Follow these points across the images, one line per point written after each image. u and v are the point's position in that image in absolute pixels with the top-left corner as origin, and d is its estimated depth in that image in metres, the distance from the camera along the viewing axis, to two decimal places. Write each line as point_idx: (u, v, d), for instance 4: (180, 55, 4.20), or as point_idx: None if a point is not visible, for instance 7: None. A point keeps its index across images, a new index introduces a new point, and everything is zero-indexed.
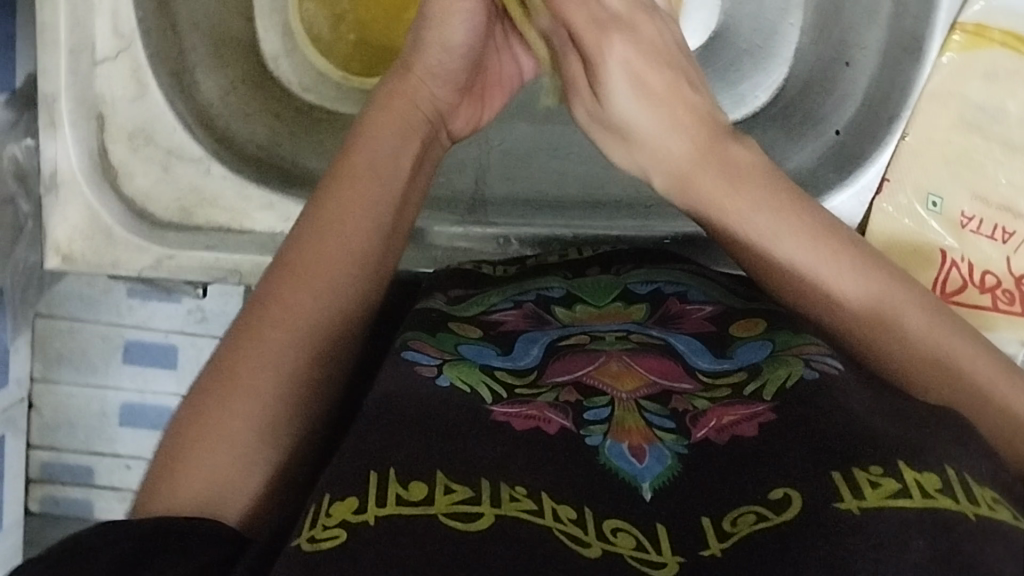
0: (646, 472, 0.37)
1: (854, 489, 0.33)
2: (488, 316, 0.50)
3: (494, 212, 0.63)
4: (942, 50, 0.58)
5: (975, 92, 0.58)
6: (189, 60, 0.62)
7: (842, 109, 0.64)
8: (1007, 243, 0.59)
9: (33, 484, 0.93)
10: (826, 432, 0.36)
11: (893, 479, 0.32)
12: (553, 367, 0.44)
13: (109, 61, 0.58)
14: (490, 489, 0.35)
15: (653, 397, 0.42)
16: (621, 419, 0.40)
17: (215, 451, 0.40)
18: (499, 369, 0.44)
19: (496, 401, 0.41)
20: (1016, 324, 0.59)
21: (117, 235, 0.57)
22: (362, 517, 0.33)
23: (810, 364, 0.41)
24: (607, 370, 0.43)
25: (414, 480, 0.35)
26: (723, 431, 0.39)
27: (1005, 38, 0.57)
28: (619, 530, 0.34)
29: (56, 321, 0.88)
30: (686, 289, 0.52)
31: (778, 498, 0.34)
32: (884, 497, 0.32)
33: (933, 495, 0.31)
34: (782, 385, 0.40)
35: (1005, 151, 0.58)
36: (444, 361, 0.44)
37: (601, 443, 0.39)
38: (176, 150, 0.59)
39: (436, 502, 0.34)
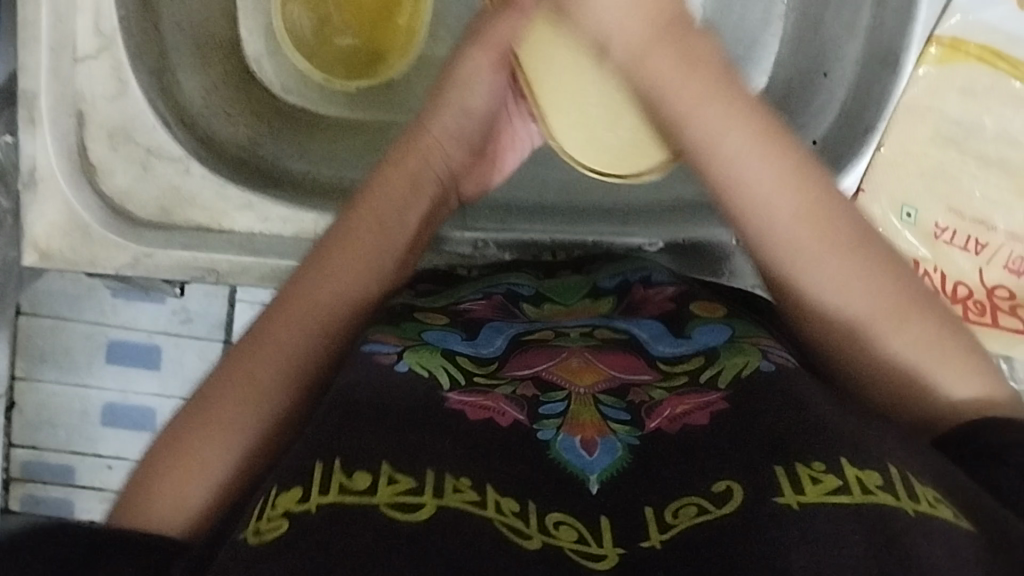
0: (594, 465, 0.38)
1: (795, 484, 0.34)
2: (457, 305, 0.52)
3: (472, 214, 0.63)
4: (917, 63, 0.58)
5: (951, 107, 0.59)
6: (171, 60, 0.62)
7: (820, 120, 0.63)
8: (979, 255, 0.60)
9: (13, 482, 0.92)
10: (774, 425, 0.38)
11: (834, 475, 0.34)
12: (514, 360, 0.46)
13: (90, 60, 0.58)
14: (434, 480, 0.35)
15: (612, 391, 0.43)
16: (576, 414, 0.41)
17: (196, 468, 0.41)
18: (460, 355, 0.45)
19: (452, 388, 0.42)
20: (988, 336, 0.59)
21: (94, 233, 0.58)
22: (306, 507, 0.33)
23: (765, 356, 0.43)
24: (567, 365, 0.45)
25: (360, 470, 0.35)
26: (676, 421, 0.40)
27: (979, 53, 0.58)
28: (561, 524, 0.35)
29: (38, 320, 0.88)
30: (650, 275, 0.55)
31: (720, 491, 0.36)
32: (822, 494, 0.33)
33: (872, 492, 0.33)
34: (737, 375, 0.43)
35: (980, 165, 0.60)
36: (404, 348, 0.45)
37: (552, 438, 0.40)
38: (156, 149, 0.59)
39: (381, 492, 0.34)
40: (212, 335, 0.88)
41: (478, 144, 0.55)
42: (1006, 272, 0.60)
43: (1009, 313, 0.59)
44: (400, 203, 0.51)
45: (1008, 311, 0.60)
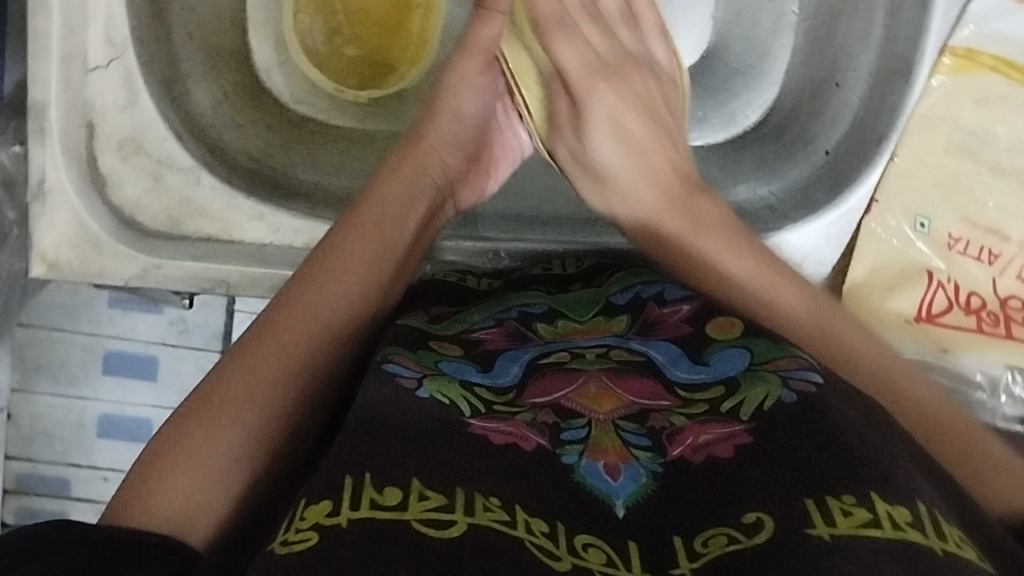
0: (620, 490, 0.39)
1: (827, 515, 0.33)
2: (469, 334, 0.51)
3: (484, 227, 0.63)
4: (931, 73, 0.58)
5: (965, 117, 0.59)
6: (182, 70, 0.62)
7: (833, 130, 0.63)
8: (993, 265, 0.60)
9: (8, 494, 0.91)
10: (803, 457, 0.37)
11: (865, 509, 0.33)
12: (534, 389, 0.45)
13: (100, 69, 0.57)
14: (464, 498, 0.35)
15: (632, 417, 0.43)
16: (598, 440, 0.41)
17: (190, 476, 0.40)
18: (477, 385, 0.45)
19: (474, 415, 0.42)
20: (1001, 347, 0.59)
21: (104, 244, 0.57)
22: (337, 520, 0.32)
23: (787, 384, 0.41)
24: (586, 391, 0.44)
25: (389, 485, 0.34)
26: (699, 451, 0.40)
27: (993, 63, 0.58)
28: (590, 546, 0.35)
29: (34, 331, 0.87)
30: (664, 289, 0.54)
31: (750, 522, 0.35)
32: (854, 526, 0.32)
33: (903, 528, 0.32)
34: (759, 407, 0.41)
35: (993, 175, 0.60)
36: (423, 376, 0.44)
37: (577, 461, 0.40)
38: (166, 159, 0.59)
39: (411, 509, 0.33)
40: (209, 346, 0.88)
41: (471, 150, 0.58)
42: (1019, 283, 0.60)
43: (1023, 324, 0.59)
44: (391, 218, 0.51)
45: (1022, 321, 0.59)
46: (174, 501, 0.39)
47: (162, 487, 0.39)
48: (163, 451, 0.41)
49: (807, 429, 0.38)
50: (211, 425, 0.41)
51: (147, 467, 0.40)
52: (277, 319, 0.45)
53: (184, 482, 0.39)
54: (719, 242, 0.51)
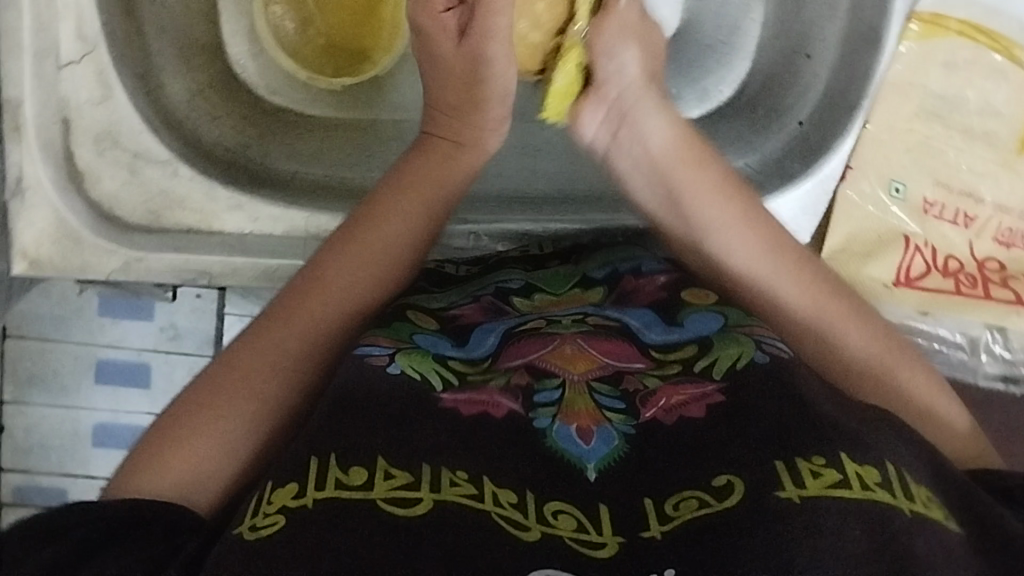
0: (592, 454, 0.38)
1: (796, 478, 0.34)
2: (448, 311, 0.51)
3: (466, 207, 0.63)
4: (899, 40, 0.59)
5: (935, 81, 0.59)
6: (155, 63, 0.62)
7: (805, 101, 0.63)
8: (969, 228, 0.60)
9: (4, 507, 0.91)
10: (771, 418, 0.38)
11: (835, 470, 0.34)
12: (508, 352, 0.46)
13: (73, 65, 0.57)
14: (430, 474, 0.36)
15: (604, 378, 0.43)
16: (571, 402, 0.41)
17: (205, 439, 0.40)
18: (453, 358, 0.45)
19: (446, 388, 0.42)
20: (979, 308, 0.60)
21: (85, 239, 0.58)
22: (303, 501, 0.34)
23: (760, 347, 0.43)
24: (561, 353, 0.45)
25: (356, 465, 0.36)
26: (671, 412, 0.40)
27: (960, 28, 0.59)
28: (560, 512, 0.36)
29: (25, 342, 0.87)
30: (641, 265, 0.55)
31: (720, 485, 0.35)
32: (823, 488, 0.33)
33: (871, 488, 0.33)
34: (732, 366, 0.42)
35: (965, 138, 0.60)
36: (396, 351, 0.44)
37: (548, 425, 0.40)
38: (143, 153, 0.59)
39: (376, 488, 0.35)
40: (201, 350, 0.88)
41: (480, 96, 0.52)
42: (995, 245, 0.60)
43: (1000, 285, 0.60)
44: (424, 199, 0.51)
45: (1000, 283, 0.60)
46: (178, 468, 0.39)
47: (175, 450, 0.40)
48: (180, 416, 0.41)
49: (776, 398, 0.39)
50: (227, 397, 0.42)
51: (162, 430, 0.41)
52: (302, 291, 0.46)
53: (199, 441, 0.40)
54: (694, 156, 0.51)
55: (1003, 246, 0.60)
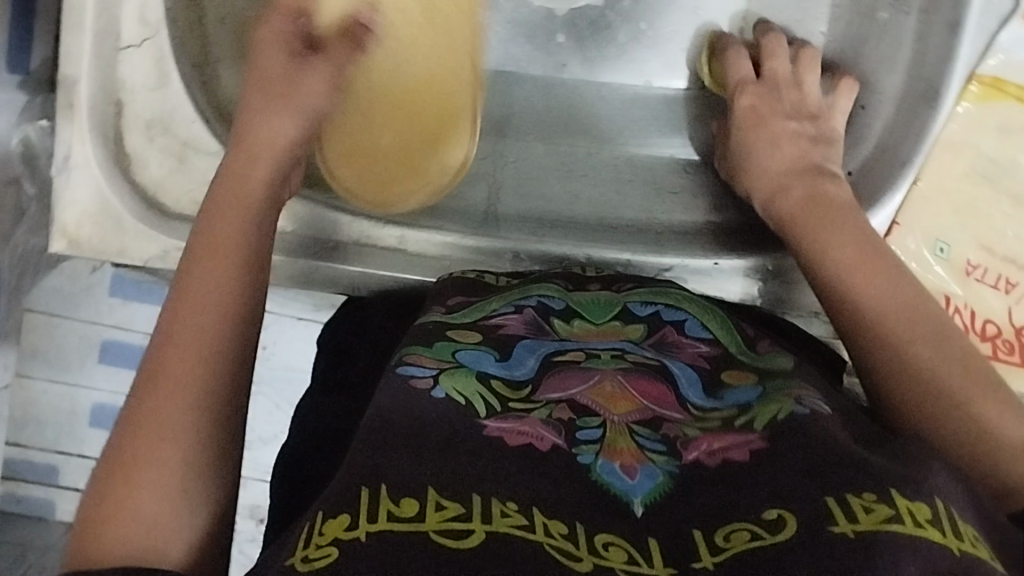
0: (637, 488, 0.39)
1: (848, 513, 0.35)
2: (488, 320, 0.53)
3: (505, 227, 0.63)
4: (958, 100, 0.59)
5: (989, 145, 0.60)
6: (212, 55, 0.61)
7: (856, 152, 0.62)
8: (1009, 294, 0.60)
9: None
10: (811, 460, 0.38)
11: (886, 505, 0.34)
12: (548, 382, 0.47)
13: (133, 48, 0.58)
14: (481, 506, 0.36)
15: (644, 422, 0.44)
16: (613, 441, 0.42)
17: (150, 482, 0.36)
18: (494, 379, 0.47)
19: (490, 414, 0.43)
20: (1012, 375, 0.60)
21: (126, 223, 0.58)
22: (355, 533, 0.34)
23: (799, 402, 0.44)
24: (602, 390, 0.46)
25: (406, 497, 0.36)
26: (714, 455, 0.41)
27: (1019, 94, 0.59)
28: (610, 544, 0.36)
29: (33, 315, 0.86)
30: (685, 319, 0.54)
31: (771, 519, 0.36)
32: (877, 521, 0.34)
33: (923, 525, 0.33)
34: (773, 417, 0.43)
35: (1013, 204, 0.60)
36: (439, 373, 0.46)
37: (592, 461, 0.40)
38: (193, 142, 0.59)
39: (428, 519, 0.34)
40: None
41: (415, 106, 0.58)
42: None
43: None
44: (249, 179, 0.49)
45: None
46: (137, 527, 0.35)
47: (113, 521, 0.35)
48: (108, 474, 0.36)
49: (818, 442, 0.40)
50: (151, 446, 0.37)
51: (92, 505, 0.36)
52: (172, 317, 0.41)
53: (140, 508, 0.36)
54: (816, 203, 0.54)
55: None
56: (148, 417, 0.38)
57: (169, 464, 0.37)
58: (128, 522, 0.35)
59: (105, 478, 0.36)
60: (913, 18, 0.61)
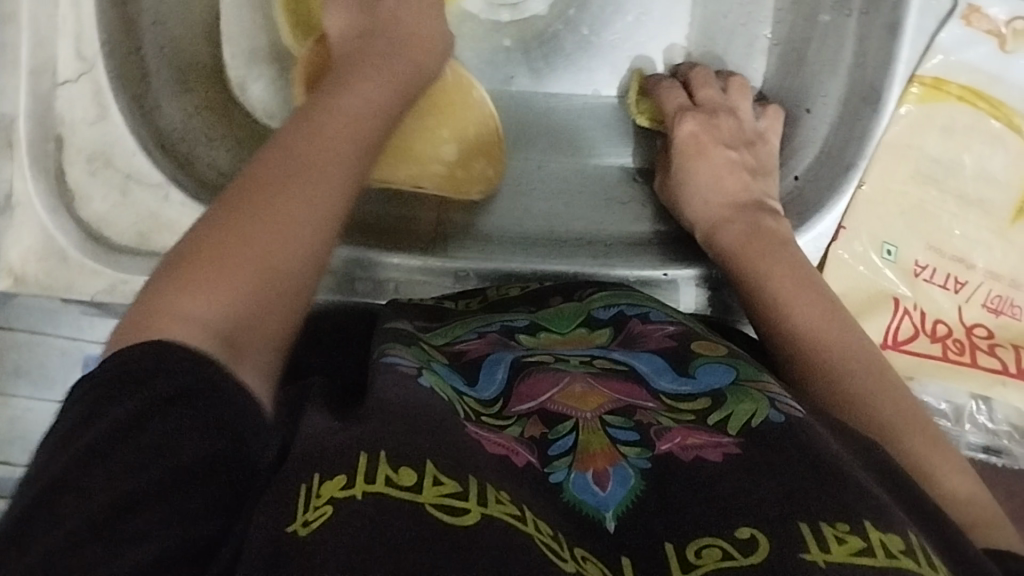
0: (609, 502, 0.38)
1: (822, 542, 0.33)
2: (452, 346, 0.51)
3: (454, 246, 0.62)
4: (900, 102, 0.58)
5: (932, 146, 0.60)
6: (152, 85, 0.61)
7: (803, 155, 0.63)
8: (958, 293, 0.60)
9: None
10: (794, 480, 0.37)
11: (859, 537, 0.33)
12: (519, 394, 0.46)
13: (70, 83, 0.57)
14: (478, 487, 0.34)
15: (617, 412, 0.43)
16: (587, 445, 0.41)
17: (227, 275, 0.41)
18: (467, 395, 0.45)
19: (469, 417, 0.41)
20: (965, 375, 0.59)
21: (70, 258, 0.57)
22: (351, 492, 0.33)
23: (773, 405, 0.42)
24: (571, 391, 0.45)
25: (406, 465, 0.34)
26: (688, 450, 0.40)
27: (961, 93, 0.59)
28: (588, 559, 0.34)
29: None
30: (649, 312, 0.53)
31: (744, 537, 0.34)
32: (849, 553, 0.33)
33: (896, 556, 0.32)
34: (747, 422, 0.41)
35: (959, 204, 0.60)
36: (422, 369, 0.44)
37: (565, 479, 0.39)
38: (135, 175, 0.59)
39: (424, 492, 0.33)
40: None
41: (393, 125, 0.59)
42: (984, 311, 0.60)
43: (987, 353, 0.60)
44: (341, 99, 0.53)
45: (987, 350, 0.60)
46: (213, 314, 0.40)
47: (187, 290, 0.40)
48: (199, 245, 0.42)
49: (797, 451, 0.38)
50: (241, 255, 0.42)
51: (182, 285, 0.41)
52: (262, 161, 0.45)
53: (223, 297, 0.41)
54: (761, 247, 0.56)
55: (991, 312, 0.60)
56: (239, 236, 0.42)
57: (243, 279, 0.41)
58: (213, 312, 0.40)
59: (205, 240, 0.42)
60: (854, 21, 0.60)
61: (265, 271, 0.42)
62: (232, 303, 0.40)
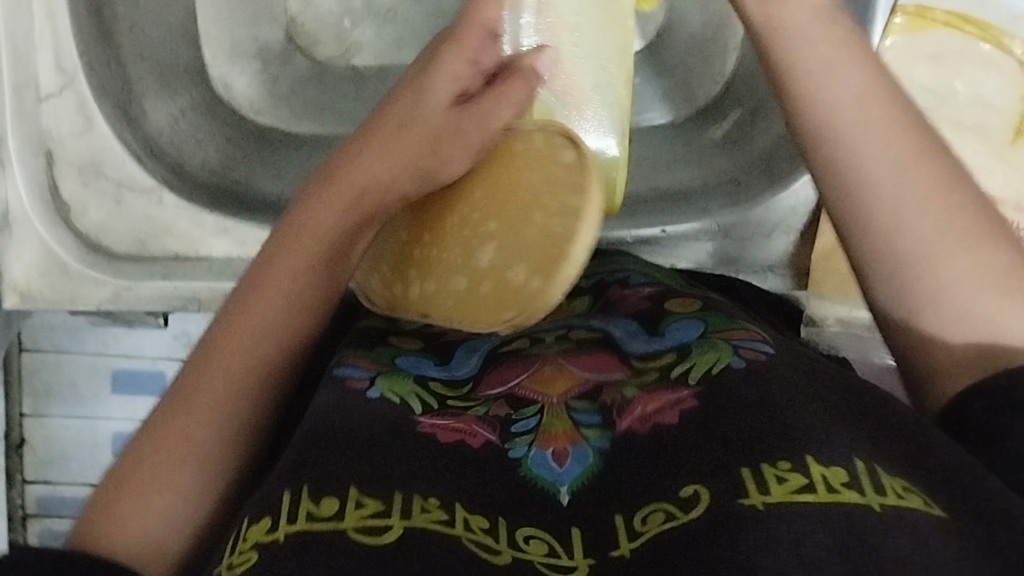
0: (566, 476, 0.38)
1: (761, 484, 0.33)
2: (432, 324, 0.51)
3: None
4: (885, 34, 0.58)
5: (922, 75, 0.58)
6: (135, 91, 0.62)
7: None
8: None
9: (29, 518, 0.90)
10: (743, 425, 0.36)
11: (800, 474, 0.32)
12: (489, 378, 0.46)
13: (53, 97, 0.57)
14: (401, 502, 0.35)
15: (583, 395, 0.43)
16: (549, 426, 0.41)
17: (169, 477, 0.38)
18: (433, 380, 0.45)
19: (426, 412, 0.42)
20: None
21: (72, 269, 0.58)
22: (275, 536, 0.32)
23: (736, 352, 0.41)
24: (540, 375, 0.44)
25: (326, 496, 0.34)
26: (646, 421, 0.40)
27: (947, 19, 0.58)
28: (532, 538, 0.35)
29: (41, 355, 0.85)
30: (629, 276, 0.54)
31: (688, 496, 0.34)
32: (788, 493, 0.32)
33: (839, 489, 0.31)
34: (709, 369, 0.41)
35: (955, 131, 0.59)
36: (377, 373, 0.44)
37: (523, 455, 0.39)
38: (127, 182, 0.59)
39: (347, 517, 0.33)
40: None
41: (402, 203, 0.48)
42: None
43: None
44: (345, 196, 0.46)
45: None
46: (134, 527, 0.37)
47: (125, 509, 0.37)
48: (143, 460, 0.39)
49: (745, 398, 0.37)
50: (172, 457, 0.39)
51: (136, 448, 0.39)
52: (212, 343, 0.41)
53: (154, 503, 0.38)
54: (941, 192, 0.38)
55: None
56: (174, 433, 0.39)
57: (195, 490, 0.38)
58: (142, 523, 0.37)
59: (139, 448, 0.39)
60: None
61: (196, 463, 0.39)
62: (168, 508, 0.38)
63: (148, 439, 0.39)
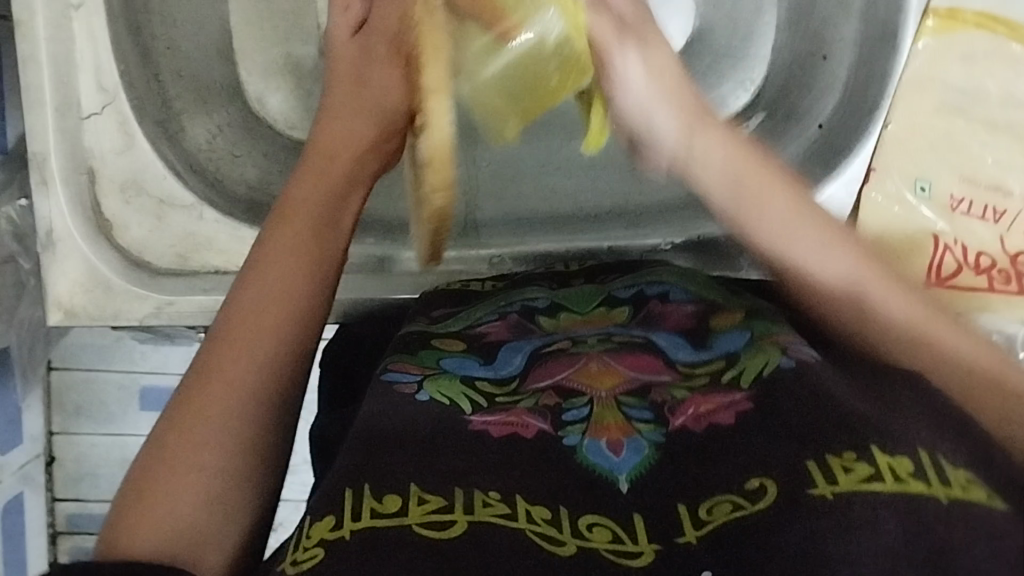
0: (623, 464, 0.38)
1: (828, 475, 0.33)
2: (472, 330, 0.51)
3: (485, 234, 0.64)
4: (916, 37, 0.59)
5: (955, 75, 0.59)
6: (174, 108, 0.63)
7: (825, 102, 0.65)
8: (999, 223, 0.59)
9: (60, 536, 0.90)
10: (802, 422, 0.37)
11: (867, 463, 0.32)
12: (536, 372, 0.46)
13: (95, 115, 0.58)
14: (462, 498, 0.35)
15: (633, 391, 0.43)
16: (601, 416, 0.41)
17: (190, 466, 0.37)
18: (480, 379, 0.46)
19: (475, 410, 0.43)
20: (1012, 304, 0.59)
21: (115, 285, 0.59)
22: (339, 533, 0.33)
23: (786, 353, 0.42)
24: (587, 370, 0.44)
25: (389, 494, 0.35)
26: (700, 419, 0.40)
27: (977, 19, 0.58)
28: (595, 525, 0.35)
29: (70, 373, 0.86)
30: (668, 289, 0.53)
31: (755, 488, 0.35)
32: (858, 481, 0.32)
33: (904, 478, 0.31)
34: (758, 374, 0.41)
35: (989, 131, 0.59)
36: (424, 377, 0.45)
37: (578, 442, 0.40)
38: (168, 198, 0.60)
39: (410, 513, 0.34)
40: None
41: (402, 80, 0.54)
42: None
43: None
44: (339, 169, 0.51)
45: None
46: (161, 519, 0.35)
47: (159, 498, 0.36)
48: (148, 473, 0.37)
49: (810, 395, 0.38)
50: (195, 441, 0.38)
51: (158, 439, 0.38)
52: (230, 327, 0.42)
53: (183, 490, 0.37)
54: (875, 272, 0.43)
55: None
56: (190, 420, 0.38)
57: (215, 485, 0.37)
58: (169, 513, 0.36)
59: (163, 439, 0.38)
60: None
61: (216, 448, 0.38)
62: (195, 497, 0.37)
63: (165, 429, 0.38)
